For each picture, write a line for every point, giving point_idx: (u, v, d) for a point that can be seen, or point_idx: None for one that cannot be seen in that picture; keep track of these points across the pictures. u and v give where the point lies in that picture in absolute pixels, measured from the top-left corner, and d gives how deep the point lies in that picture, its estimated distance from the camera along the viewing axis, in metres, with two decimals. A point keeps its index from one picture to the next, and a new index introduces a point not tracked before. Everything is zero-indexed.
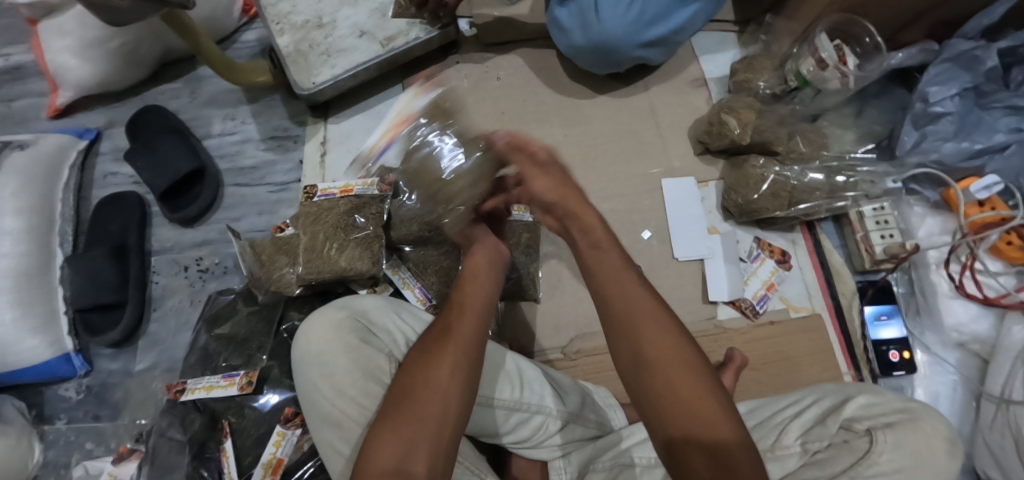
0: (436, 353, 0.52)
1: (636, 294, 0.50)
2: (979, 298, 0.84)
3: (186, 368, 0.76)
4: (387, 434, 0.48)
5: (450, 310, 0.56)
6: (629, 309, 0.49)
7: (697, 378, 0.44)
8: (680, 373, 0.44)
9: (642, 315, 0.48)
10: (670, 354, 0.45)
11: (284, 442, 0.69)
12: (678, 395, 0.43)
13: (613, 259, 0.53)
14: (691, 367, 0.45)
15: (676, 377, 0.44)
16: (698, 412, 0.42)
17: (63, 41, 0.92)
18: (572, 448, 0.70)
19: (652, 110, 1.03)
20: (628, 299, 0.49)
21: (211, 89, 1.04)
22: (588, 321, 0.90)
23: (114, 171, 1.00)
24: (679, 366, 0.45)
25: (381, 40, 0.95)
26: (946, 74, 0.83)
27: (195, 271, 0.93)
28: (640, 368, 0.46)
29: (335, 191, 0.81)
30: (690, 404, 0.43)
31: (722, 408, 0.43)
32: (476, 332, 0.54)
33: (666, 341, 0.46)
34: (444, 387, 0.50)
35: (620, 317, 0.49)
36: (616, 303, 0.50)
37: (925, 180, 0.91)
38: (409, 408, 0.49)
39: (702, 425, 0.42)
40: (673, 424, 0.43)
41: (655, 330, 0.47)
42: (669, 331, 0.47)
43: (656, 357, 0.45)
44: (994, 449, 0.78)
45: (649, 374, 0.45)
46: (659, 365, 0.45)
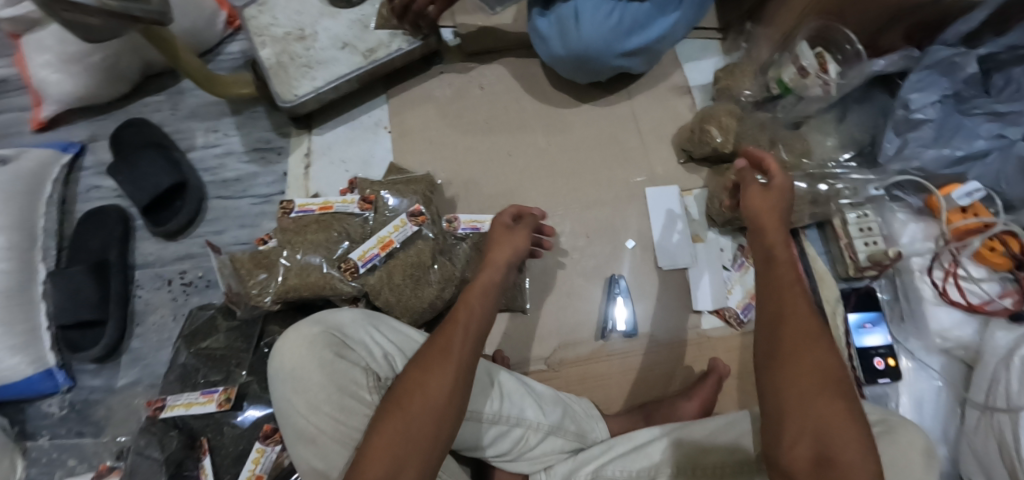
0: (435, 367, 0.53)
1: (796, 294, 0.51)
2: (962, 305, 0.83)
3: (165, 385, 0.76)
4: (377, 451, 0.49)
5: (445, 327, 0.57)
6: (783, 303, 0.50)
7: (830, 377, 0.46)
8: (814, 369, 0.46)
9: (794, 313, 0.49)
10: (810, 352, 0.47)
11: (262, 460, 0.69)
12: (805, 388, 0.45)
13: (786, 261, 0.54)
14: (833, 369, 0.46)
15: (807, 373, 0.46)
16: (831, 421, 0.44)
17: (43, 56, 0.91)
18: (553, 461, 0.69)
19: (635, 118, 1.03)
20: (787, 296, 0.51)
21: (194, 101, 1.04)
22: (572, 332, 0.90)
23: (97, 185, 1.00)
24: (819, 362, 0.46)
25: (363, 52, 0.95)
26: (926, 80, 0.83)
27: (178, 285, 0.93)
28: (777, 359, 0.48)
29: (315, 208, 0.82)
30: (815, 399, 0.45)
31: (845, 407, 0.44)
32: (466, 351, 0.55)
33: (811, 340, 0.47)
34: (432, 406, 0.51)
35: (775, 311, 0.50)
36: (774, 298, 0.51)
37: (908, 187, 0.91)
38: (400, 425, 0.50)
39: (823, 424, 0.43)
40: (788, 413, 0.45)
41: (803, 328, 0.48)
42: (817, 330, 0.48)
43: (793, 352, 0.47)
44: (979, 453, 0.77)
45: (781, 365, 0.47)
46: (795, 360, 0.47)
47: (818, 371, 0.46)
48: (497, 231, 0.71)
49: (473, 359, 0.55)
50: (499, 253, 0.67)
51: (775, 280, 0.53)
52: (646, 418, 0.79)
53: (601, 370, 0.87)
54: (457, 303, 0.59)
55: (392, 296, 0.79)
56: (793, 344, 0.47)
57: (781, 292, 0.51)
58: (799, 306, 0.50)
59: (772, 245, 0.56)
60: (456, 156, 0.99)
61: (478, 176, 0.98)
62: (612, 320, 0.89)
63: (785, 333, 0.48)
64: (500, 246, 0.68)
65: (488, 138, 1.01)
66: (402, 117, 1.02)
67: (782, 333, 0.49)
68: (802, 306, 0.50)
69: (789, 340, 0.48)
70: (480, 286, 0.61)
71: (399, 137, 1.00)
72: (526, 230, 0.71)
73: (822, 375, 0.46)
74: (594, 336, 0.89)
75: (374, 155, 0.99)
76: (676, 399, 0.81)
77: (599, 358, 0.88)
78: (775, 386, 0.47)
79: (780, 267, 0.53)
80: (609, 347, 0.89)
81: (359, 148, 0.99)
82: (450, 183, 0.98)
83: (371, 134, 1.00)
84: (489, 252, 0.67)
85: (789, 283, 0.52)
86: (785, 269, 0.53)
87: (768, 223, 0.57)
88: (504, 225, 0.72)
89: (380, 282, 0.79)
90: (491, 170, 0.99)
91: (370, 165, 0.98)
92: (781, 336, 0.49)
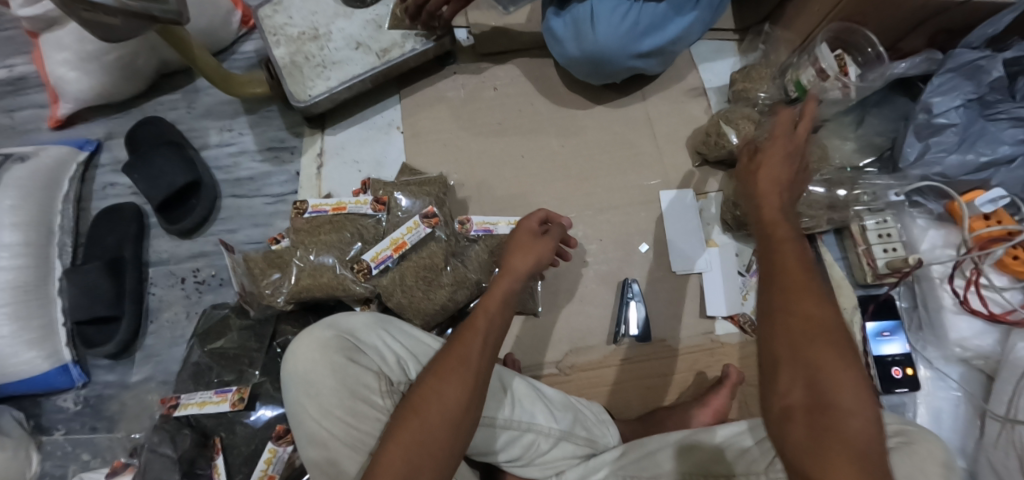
0: (451, 376, 0.53)
1: (792, 240, 0.47)
2: (983, 314, 0.81)
3: (178, 382, 0.76)
4: (392, 460, 0.49)
5: (461, 334, 0.56)
6: (777, 250, 0.47)
7: (827, 321, 0.41)
8: (808, 312, 0.42)
9: (787, 258, 0.46)
10: (803, 297, 0.43)
11: (275, 459, 0.69)
12: (797, 334, 0.42)
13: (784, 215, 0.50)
14: (829, 313, 0.42)
15: (799, 318, 0.42)
16: (818, 361, 0.40)
17: (62, 54, 0.92)
18: (564, 466, 0.69)
19: (649, 120, 1.02)
20: (781, 243, 0.47)
21: (208, 100, 1.04)
22: (583, 336, 0.89)
23: (112, 182, 1.01)
24: (813, 306, 0.42)
25: (377, 52, 0.95)
26: (949, 83, 0.81)
27: (191, 283, 0.94)
28: (770, 307, 0.44)
29: (327, 208, 0.82)
30: (808, 343, 0.41)
31: (842, 351, 0.40)
32: (484, 360, 0.55)
33: (804, 285, 0.44)
34: (449, 416, 0.51)
35: (767, 261, 0.47)
36: (767, 247, 0.48)
37: (929, 193, 0.89)
38: (416, 435, 0.50)
39: (814, 365, 0.40)
40: (780, 361, 0.42)
41: (797, 273, 0.45)
42: (811, 275, 0.44)
43: (787, 298, 0.43)
44: (996, 465, 0.76)
45: (772, 313, 0.44)
46: (789, 305, 0.43)
47: (811, 314, 0.42)
48: (522, 236, 0.69)
49: (488, 368, 0.55)
50: (519, 260, 0.65)
51: (768, 230, 0.49)
52: (657, 425, 0.78)
53: (613, 374, 0.87)
54: (475, 311, 0.59)
55: (404, 298, 0.79)
56: (785, 290, 0.44)
57: (774, 239, 0.48)
58: (795, 252, 0.46)
59: (766, 194, 0.52)
60: (469, 157, 0.99)
61: (490, 177, 0.98)
62: (625, 325, 0.88)
63: (778, 280, 0.45)
64: (520, 253, 0.66)
65: (501, 140, 1.00)
66: (415, 117, 1.01)
67: (774, 281, 0.45)
68: (799, 252, 0.46)
69: (783, 288, 0.44)
70: (498, 294, 0.61)
71: (412, 137, 1.00)
72: (552, 240, 0.70)
73: (814, 319, 0.42)
74: (605, 340, 0.89)
75: (386, 156, 0.99)
76: (688, 405, 0.80)
77: (611, 363, 0.87)
78: (768, 335, 0.43)
79: (774, 217, 0.50)
80: (621, 352, 0.88)
81: (372, 148, 0.99)
82: (462, 184, 0.97)
83: (384, 134, 1.00)
84: (508, 258, 0.66)
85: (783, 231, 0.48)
86: (782, 219, 0.49)
87: (761, 172, 0.54)
88: (526, 230, 0.70)
89: (393, 284, 0.79)
90: (503, 172, 0.98)
91: (382, 166, 0.98)
92: (775, 283, 0.45)
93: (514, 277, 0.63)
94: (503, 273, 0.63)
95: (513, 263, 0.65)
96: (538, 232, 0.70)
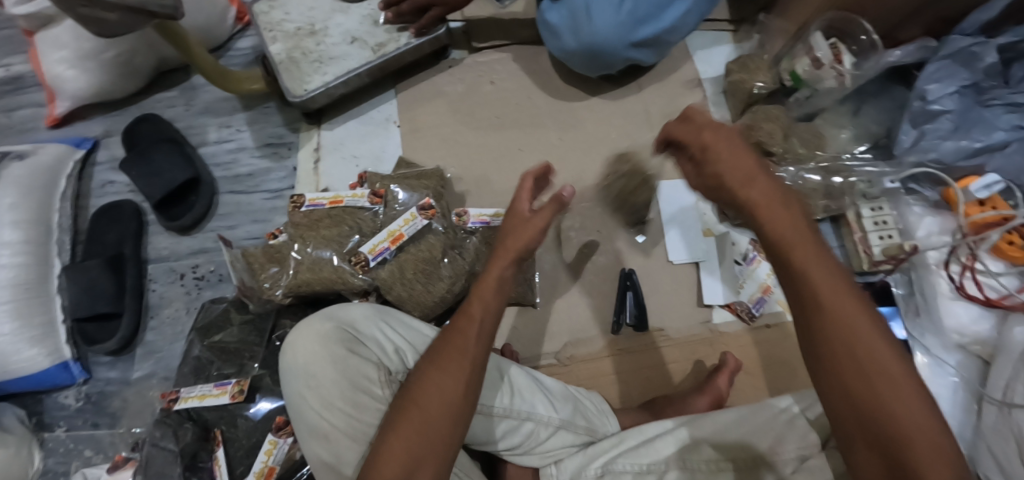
0: (449, 366, 0.53)
1: (826, 275, 0.41)
2: (980, 300, 0.82)
3: (179, 377, 0.77)
4: (393, 449, 0.49)
5: (457, 324, 0.56)
6: (812, 295, 0.41)
7: (884, 361, 0.39)
8: (859, 358, 0.39)
9: (831, 307, 0.40)
10: (863, 357, 0.39)
11: (275, 451, 0.70)
12: (856, 387, 0.39)
13: (775, 211, 0.44)
14: (896, 368, 0.39)
15: (859, 380, 0.39)
16: (886, 414, 0.38)
17: (59, 53, 0.92)
18: (563, 455, 0.69)
19: (646, 112, 1.02)
20: (814, 287, 0.41)
21: (206, 97, 1.04)
22: (583, 327, 0.89)
23: (111, 180, 1.01)
24: (877, 367, 0.39)
25: (373, 46, 0.96)
26: (943, 71, 0.82)
27: (191, 279, 0.94)
28: (826, 367, 0.41)
29: (325, 202, 0.82)
30: (881, 410, 0.38)
31: (920, 407, 0.37)
32: (481, 349, 0.55)
33: (861, 338, 0.39)
34: (448, 405, 0.51)
35: (807, 308, 0.41)
36: (798, 290, 0.42)
37: (924, 180, 0.89)
38: (416, 424, 0.50)
39: (883, 421, 0.38)
40: (846, 422, 0.40)
41: (848, 326, 0.40)
42: (862, 322, 0.40)
43: (843, 360, 0.40)
44: (996, 452, 0.75)
45: (831, 374, 0.40)
46: (850, 367, 0.39)
47: (879, 381, 0.38)
48: (513, 220, 0.65)
49: (485, 355, 0.55)
50: (512, 238, 0.63)
51: (787, 259, 0.43)
52: (657, 413, 0.79)
53: (613, 364, 0.87)
54: (470, 298, 0.59)
55: (403, 291, 0.79)
56: (837, 349, 0.40)
57: (803, 279, 0.42)
58: (835, 294, 0.40)
59: (767, 208, 0.44)
60: (467, 151, 0.99)
61: (488, 170, 0.98)
62: (625, 313, 0.87)
63: (828, 335, 0.40)
64: (514, 227, 0.64)
65: (498, 133, 1.00)
66: (412, 112, 1.02)
67: (820, 335, 0.41)
68: (838, 293, 0.41)
69: (836, 345, 0.40)
70: (491, 278, 0.59)
71: (410, 132, 1.00)
72: (548, 216, 0.63)
73: (882, 382, 0.38)
74: (604, 331, 0.89)
75: (385, 150, 0.99)
76: (688, 394, 0.80)
77: (609, 354, 0.88)
78: (831, 394, 0.41)
79: (789, 241, 0.43)
80: (620, 342, 0.88)
81: (370, 144, 1.00)
82: (460, 178, 0.97)
83: (382, 130, 1.00)
84: (500, 241, 0.63)
85: (811, 263, 0.42)
86: (803, 245, 0.42)
87: (740, 186, 0.46)
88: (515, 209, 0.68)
89: (392, 277, 0.79)
90: (501, 165, 0.98)
91: (381, 161, 0.98)
92: (823, 340, 0.41)
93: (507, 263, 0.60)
94: (495, 255, 0.62)
95: (505, 243, 0.62)
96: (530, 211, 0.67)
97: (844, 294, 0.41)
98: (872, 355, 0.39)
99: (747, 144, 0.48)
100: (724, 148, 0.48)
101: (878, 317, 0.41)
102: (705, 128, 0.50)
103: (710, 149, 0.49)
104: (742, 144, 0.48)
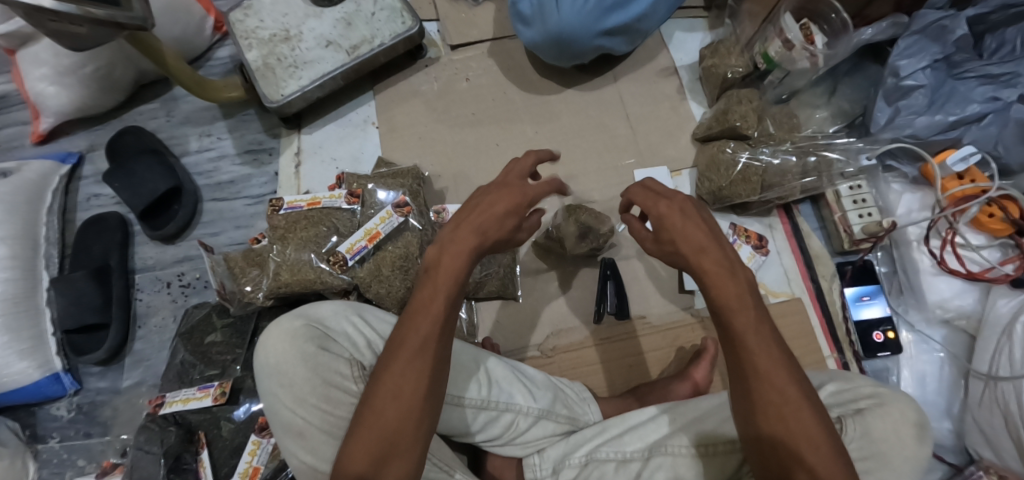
0: (406, 363, 0.50)
1: (761, 341, 0.48)
2: (962, 274, 0.82)
3: (165, 383, 0.80)
4: (360, 450, 0.48)
5: (413, 313, 0.52)
6: (749, 359, 0.47)
7: (788, 390, 0.45)
8: (773, 388, 0.46)
9: (763, 369, 0.47)
10: (784, 416, 0.45)
11: (259, 451, 0.73)
12: (770, 410, 0.45)
13: (720, 274, 0.51)
14: (815, 430, 0.44)
15: (779, 434, 0.45)
16: (791, 432, 0.44)
17: (39, 70, 0.93)
18: (546, 444, 0.69)
19: (622, 102, 1.03)
20: (751, 351, 0.47)
21: (187, 107, 1.06)
22: (563, 318, 0.90)
23: (96, 193, 1.02)
24: (799, 427, 0.44)
25: (347, 49, 0.96)
26: (915, 46, 0.81)
27: (177, 287, 0.95)
28: (751, 419, 0.47)
29: (303, 204, 0.83)
30: (793, 460, 0.43)
31: (833, 464, 0.42)
32: (440, 341, 0.51)
33: (787, 402, 0.45)
34: (412, 404, 0.49)
35: (740, 366, 0.48)
36: (734, 351, 0.49)
37: (903, 155, 0.89)
38: (379, 424, 0.48)
39: (789, 437, 0.44)
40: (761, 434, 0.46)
41: (776, 388, 0.46)
42: (788, 387, 0.46)
43: (767, 416, 0.45)
44: (984, 427, 0.76)
45: (755, 424, 0.46)
46: (771, 420, 0.45)
47: (796, 440, 0.44)
48: (478, 211, 0.57)
49: (444, 349, 0.52)
50: (474, 219, 0.56)
51: (727, 324, 0.49)
52: (638, 400, 0.79)
53: (596, 355, 0.87)
54: (428, 290, 0.53)
55: (382, 289, 0.80)
56: (763, 406, 0.46)
57: (740, 342, 0.48)
58: (768, 360, 0.47)
59: (715, 277, 0.51)
60: (444, 149, 1.00)
61: (466, 166, 0.99)
62: (608, 302, 0.87)
63: (755, 391, 0.46)
64: (479, 210, 0.57)
65: (475, 129, 1.01)
66: (389, 113, 1.02)
67: (750, 393, 0.47)
68: (771, 358, 0.47)
69: (760, 402, 0.46)
70: (450, 266, 0.53)
71: (388, 132, 1.01)
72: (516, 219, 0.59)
73: (800, 440, 0.44)
74: (586, 321, 0.90)
75: (363, 151, 1.00)
76: (669, 381, 0.81)
77: (588, 344, 0.88)
78: (753, 442, 0.47)
79: (732, 307, 0.49)
80: (602, 332, 0.89)
81: (349, 145, 1.00)
82: (438, 175, 0.98)
83: (360, 131, 1.01)
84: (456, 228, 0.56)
85: (749, 328, 0.48)
86: (742, 312, 0.49)
87: (693, 254, 0.52)
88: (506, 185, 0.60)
89: (370, 275, 0.80)
90: (479, 161, 0.99)
91: (360, 162, 0.99)
92: (751, 398, 0.47)
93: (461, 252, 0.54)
94: (455, 246, 0.55)
95: (461, 238, 0.55)
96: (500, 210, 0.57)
97: (779, 359, 0.47)
98: (779, 386, 0.46)
99: (697, 218, 0.55)
100: (677, 222, 0.55)
101: (805, 386, 0.46)
102: (661, 200, 0.57)
103: (663, 222, 0.55)
104: (695, 220, 0.55)
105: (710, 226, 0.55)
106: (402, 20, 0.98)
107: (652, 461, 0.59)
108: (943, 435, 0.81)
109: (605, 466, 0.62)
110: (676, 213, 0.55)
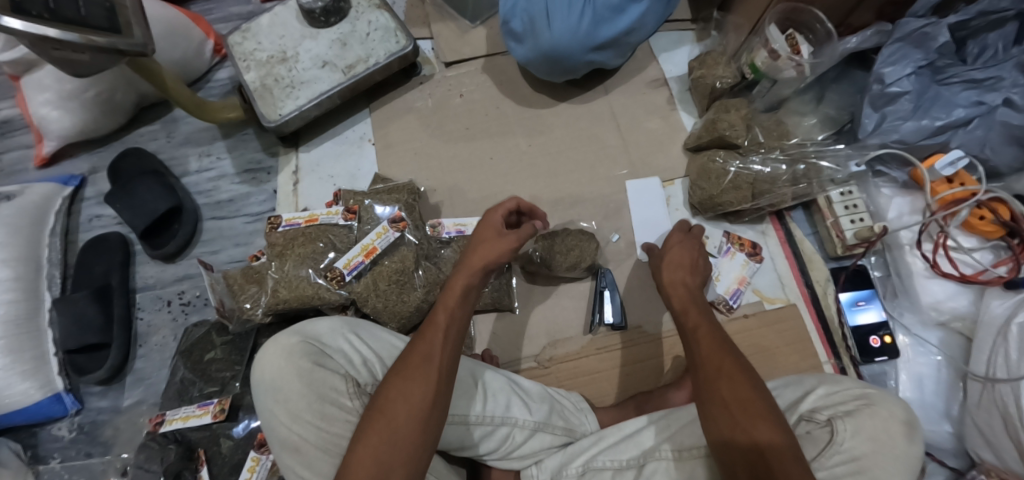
0: (413, 375, 0.53)
1: (708, 330, 0.56)
2: (955, 276, 0.82)
3: (166, 400, 0.81)
4: (362, 459, 0.49)
5: (423, 332, 0.56)
6: (695, 345, 0.55)
7: (726, 361, 0.52)
8: (714, 358, 0.52)
9: (705, 351, 0.54)
10: (718, 385, 0.50)
11: (258, 467, 0.74)
12: (710, 384, 0.51)
13: (682, 288, 0.64)
14: (749, 394, 0.49)
15: (724, 418, 0.49)
16: (736, 401, 0.49)
17: (43, 95, 0.95)
18: (543, 455, 0.69)
19: (613, 114, 1.04)
20: (697, 337, 0.56)
21: (187, 128, 1.08)
22: (560, 328, 0.91)
23: (98, 214, 1.04)
24: (732, 392, 0.49)
25: (343, 69, 0.98)
26: (898, 53, 0.82)
27: (177, 305, 0.96)
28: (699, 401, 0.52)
29: (300, 221, 0.84)
30: (736, 425, 0.48)
31: (765, 424, 0.47)
32: (447, 356, 0.55)
33: (722, 375, 0.50)
34: (415, 410, 0.51)
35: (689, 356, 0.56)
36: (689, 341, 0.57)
37: (891, 160, 0.89)
38: (383, 434, 0.50)
39: (728, 399, 0.49)
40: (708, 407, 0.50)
41: (714, 361, 0.52)
42: (722, 357, 0.52)
43: (708, 390, 0.51)
44: (984, 429, 0.75)
45: (701, 402, 0.51)
46: (711, 396, 0.50)
47: (732, 403, 0.49)
48: (483, 232, 0.67)
49: (451, 362, 0.55)
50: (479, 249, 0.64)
51: (685, 322, 0.59)
52: (636, 409, 0.79)
53: (591, 364, 0.87)
54: (436, 307, 0.59)
55: (379, 303, 0.81)
56: (705, 381, 0.51)
57: (692, 332, 0.57)
58: (710, 342, 0.54)
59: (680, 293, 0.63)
60: (439, 164, 1.01)
61: (461, 180, 1.00)
62: (600, 313, 0.89)
63: (701, 369, 0.53)
64: (485, 232, 0.66)
65: (469, 143, 1.03)
66: (385, 129, 1.04)
67: (697, 376, 0.53)
68: (713, 341, 0.54)
69: (705, 380, 0.52)
70: (458, 287, 0.60)
71: (384, 148, 1.03)
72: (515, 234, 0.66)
73: (734, 404, 0.48)
74: (583, 331, 0.90)
75: (360, 169, 1.01)
76: (666, 389, 0.81)
77: (589, 353, 0.88)
78: (709, 440, 0.50)
79: (687, 310, 0.60)
80: (598, 341, 0.89)
81: (345, 163, 1.02)
82: (433, 189, 1.00)
83: (357, 148, 1.03)
84: (466, 254, 0.64)
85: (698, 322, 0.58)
86: (694, 311, 0.59)
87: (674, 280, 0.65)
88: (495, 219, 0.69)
89: (367, 289, 0.81)
90: (473, 175, 1.00)
91: (356, 179, 1.01)
92: (699, 379, 0.52)
93: (472, 274, 0.62)
94: (464, 263, 0.63)
95: (470, 255, 0.63)
96: (501, 229, 0.67)
97: (713, 343, 0.54)
98: (715, 356, 0.52)
99: (691, 247, 0.70)
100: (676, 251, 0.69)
101: (742, 361, 0.52)
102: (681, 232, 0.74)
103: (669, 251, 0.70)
104: (692, 250, 0.70)
105: (698, 256, 0.69)
106: (396, 39, 1.00)
107: (647, 468, 0.60)
108: (942, 437, 0.81)
109: (602, 474, 0.62)
110: (681, 241, 0.71)
